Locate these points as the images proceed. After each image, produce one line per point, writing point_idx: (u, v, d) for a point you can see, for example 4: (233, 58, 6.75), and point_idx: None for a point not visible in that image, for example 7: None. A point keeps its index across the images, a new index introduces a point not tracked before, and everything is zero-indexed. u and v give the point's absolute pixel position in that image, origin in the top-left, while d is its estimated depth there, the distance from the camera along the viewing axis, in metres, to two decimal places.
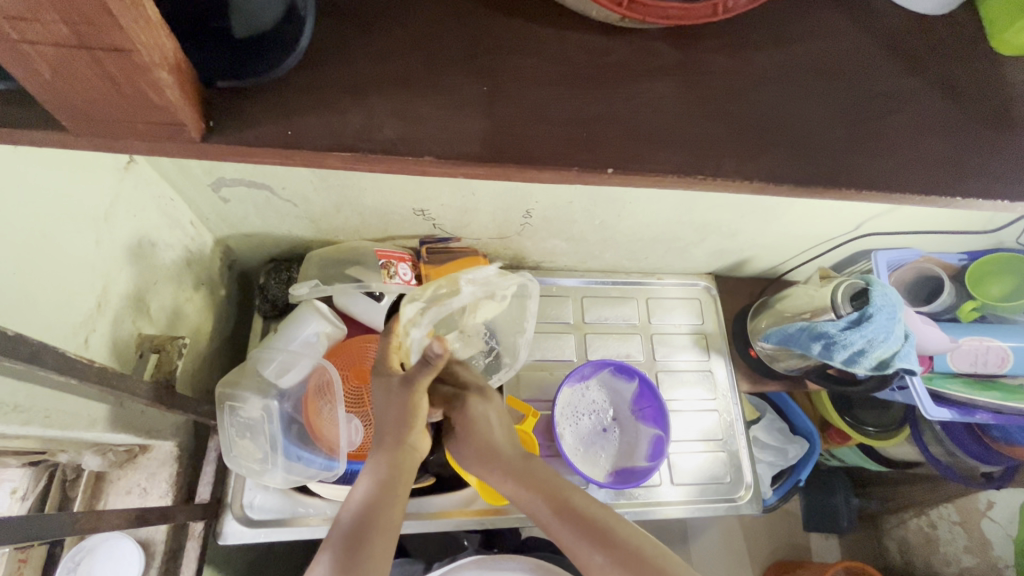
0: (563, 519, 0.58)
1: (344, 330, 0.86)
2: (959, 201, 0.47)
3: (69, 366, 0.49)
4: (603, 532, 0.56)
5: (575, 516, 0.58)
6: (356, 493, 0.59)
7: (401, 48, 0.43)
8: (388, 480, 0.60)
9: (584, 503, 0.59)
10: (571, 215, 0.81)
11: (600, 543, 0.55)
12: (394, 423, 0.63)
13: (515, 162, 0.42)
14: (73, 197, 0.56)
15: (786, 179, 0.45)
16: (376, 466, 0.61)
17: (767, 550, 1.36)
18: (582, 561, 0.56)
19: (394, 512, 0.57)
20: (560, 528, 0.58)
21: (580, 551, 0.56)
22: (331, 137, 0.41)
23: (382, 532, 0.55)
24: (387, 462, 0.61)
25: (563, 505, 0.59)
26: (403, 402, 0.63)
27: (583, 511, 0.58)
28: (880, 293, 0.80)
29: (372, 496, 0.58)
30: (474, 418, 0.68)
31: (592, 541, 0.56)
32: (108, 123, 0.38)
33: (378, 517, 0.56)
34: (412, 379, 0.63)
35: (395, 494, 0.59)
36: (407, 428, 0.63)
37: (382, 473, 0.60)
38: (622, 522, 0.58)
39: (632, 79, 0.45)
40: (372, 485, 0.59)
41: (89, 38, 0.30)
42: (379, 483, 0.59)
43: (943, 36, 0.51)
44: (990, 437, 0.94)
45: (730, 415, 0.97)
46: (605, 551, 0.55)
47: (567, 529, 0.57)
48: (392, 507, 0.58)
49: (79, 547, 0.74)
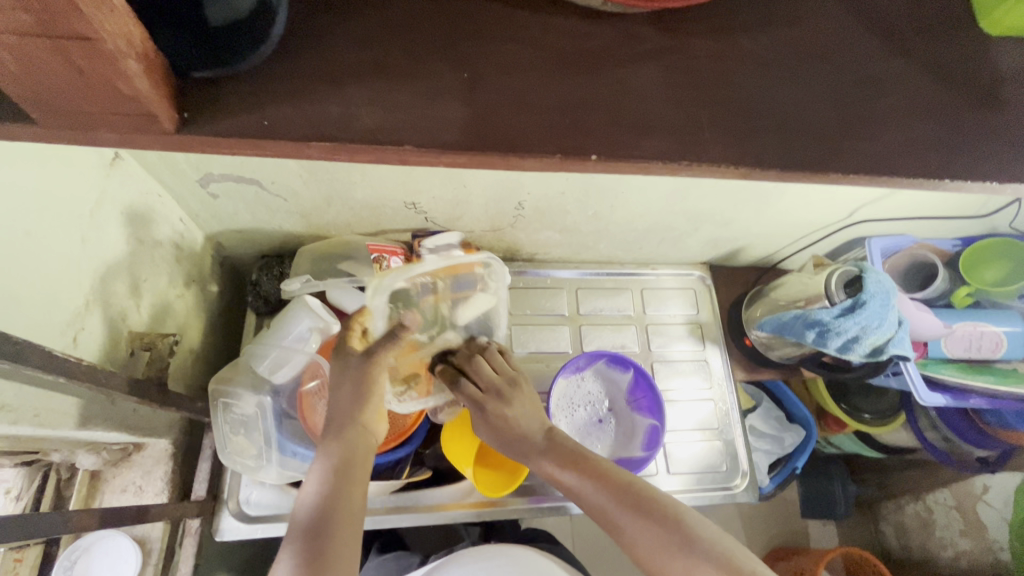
0: (590, 482, 0.62)
1: (337, 325, 0.81)
2: (947, 183, 0.46)
3: (54, 365, 0.49)
4: (625, 489, 0.60)
5: (599, 476, 0.62)
6: (313, 475, 0.59)
7: (382, 35, 0.43)
8: (343, 464, 0.59)
9: (605, 467, 0.63)
10: (564, 205, 0.81)
11: (621, 500, 0.59)
12: (343, 402, 0.62)
13: (497, 150, 0.42)
14: (57, 194, 0.55)
15: (771, 166, 0.44)
16: (331, 449, 0.61)
17: (766, 537, 1.37)
18: (606, 522, 0.60)
19: (354, 496, 0.57)
20: (589, 491, 0.62)
21: (603, 510, 0.60)
22: (308, 127, 0.40)
23: (346, 515, 0.55)
24: (340, 447, 0.60)
25: (588, 473, 0.63)
26: (356, 378, 0.62)
27: (603, 471, 0.63)
28: (875, 280, 0.79)
29: (330, 483, 0.57)
30: (505, 421, 0.67)
31: (615, 497, 0.60)
32: (76, 115, 0.38)
33: (339, 508, 0.56)
34: (373, 355, 0.62)
35: (354, 477, 0.59)
36: (362, 408, 0.62)
37: (337, 460, 0.60)
38: (640, 482, 0.62)
39: (615, 63, 0.44)
40: (329, 473, 0.58)
41: (50, 26, 0.30)
42: (336, 470, 0.59)
43: (932, 17, 0.50)
44: (985, 422, 0.93)
45: (725, 403, 0.97)
46: (625, 506, 0.59)
47: (590, 490, 0.62)
48: (353, 491, 0.57)
49: (75, 546, 0.72)
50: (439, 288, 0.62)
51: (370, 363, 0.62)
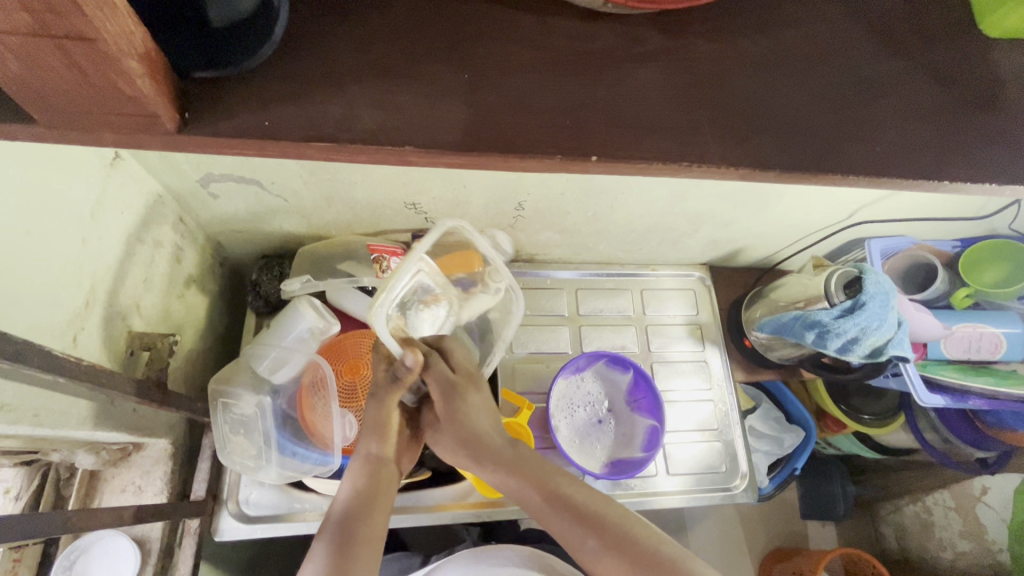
0: (554, 506, 0.60)
1: (336, 325, 0.83)
2: (947, 184, 0.46)
3: (54, 365, 0.49)
4: (593, 516, 0.59)
5: (566, 501, 0.60)
6: (340, 497, 0.60)
7: (382, 36, 0.43)
8: (371, 486, 0.61)
9: (569, 488, 0.61)
10: (563, 206, 0.81)
11: (590, 528, 0.58)
12: (368, 432, 0.63)
13: (498, 151, 0.42)
14: (57, 194, 0.55)
15: (771, 167, 0.44)
16: (358, 473, 0.62)
17: (765, 538, 1.38)
18: (573, 547, 0.59)
19: (379, 516, 0.58)
20: (554, 517, 0.60)
21: (571, 536, 0.59)
22: (310, 126, 0.41)
23: (369, 537, 0.56)
24: (368, 470, 0.62)
25: (554, 497, 0.60)
26: (378, 411, 0.63)
27: (568, 496, 0.60)
28: (875, 281, 0.80)
29: (358, 500, 0.59)
30: (461, 409, 0.64)
31: (583, 526, 0.58)
32: (77, 114, 0.37)
33: (365, 523, 0.57)
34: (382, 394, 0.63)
35: (380, 502, 0.60)
36: (386, 440, 0.64)
37: (365, 481, 0.61)
38: (608, 505, 0.60)
39: (615, 63, 0.44)
40: (357, 491, 0.60)
41: (52, 26, 0.30)
42: (363, 490, 0.60)
43: (931, 19, 0.51)
44: (984, 423, 0.93)
45: (725, 404, 0.97)
46: (595, 535, 0.58)
47: (556, 516, 0.59)
48: (378, 512, 0.59)
49: (74, 546, 0.72)
50: (439, 283, 0.63)
51: (381, 404, 0.63)
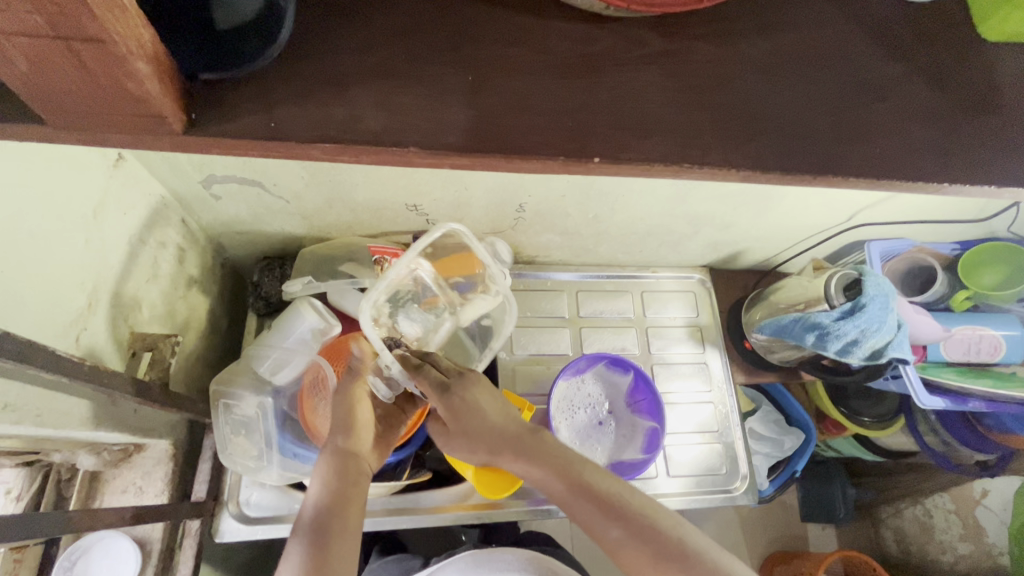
0: (577, 495, 0.57)
1: (338, 325, 0.82)
2: (947, 187, 0.47)
3: (57, 365, 0.49)
4: (616, 504, 0.57)
5: (589, 490, 0.57)
6: (311, 493, 0.57)
7: (386, 39, 0.43)
8: (341, 481, 0.57)
9: (593, 476, 0.59)
10: (564, 208, 0.81)
11: (614, 517, 0.56)
12: (336, 427, 0.61)
13: (502, 152, 0.42)
14: (62, 195, 0.56)
15: (772, 169, 0.45)
16: (325, 469, 0.58)
17: (765, 540, 1.37)
18: (595, 535, 0.57)
19: (354, 512, 0.56)
20: (577, 505, 0.57)
21: (593, 525, 0.57)
22: (315, 127, 0.41)
23: (346, 533, 0.54)
24: (338, 463, 0.58)
25: (578, 485, 0.58)
26: (344, 408, 0.62)
27: (592, 484, 0.58)
28: (875, 283, 0.80)
29: (329, 498, 0.56)
30: (467, 407, 0.60)
31: (607, 515, 0.56)
32: (83, 114, 0.38)
33: (339, 521, 0.54)
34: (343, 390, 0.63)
35: (352, 497, 0.57)
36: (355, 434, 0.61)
37: (335, 477, 0.57)
38: (632, 494, 0.58)
39: (618, 66, 0.45)
40: (327, 488, 0.56)
41: (62, 28, 0.30)
42: (333, 486, 0.57)
43: (931, 23, 0.51)
44: (985, 426, 0.93)
45: (725, 406, 0.97)
46: (619, 524, 0.56)
47: (578, 504, 0.57)
48: (352, 508, 0.56)
49: (74, 547, 0.72)
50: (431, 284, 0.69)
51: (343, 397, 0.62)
